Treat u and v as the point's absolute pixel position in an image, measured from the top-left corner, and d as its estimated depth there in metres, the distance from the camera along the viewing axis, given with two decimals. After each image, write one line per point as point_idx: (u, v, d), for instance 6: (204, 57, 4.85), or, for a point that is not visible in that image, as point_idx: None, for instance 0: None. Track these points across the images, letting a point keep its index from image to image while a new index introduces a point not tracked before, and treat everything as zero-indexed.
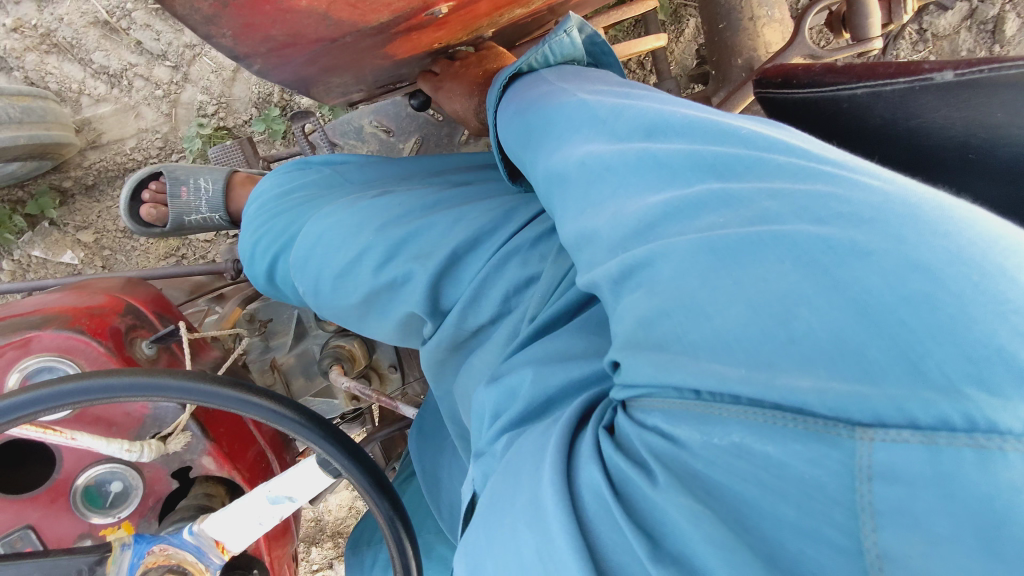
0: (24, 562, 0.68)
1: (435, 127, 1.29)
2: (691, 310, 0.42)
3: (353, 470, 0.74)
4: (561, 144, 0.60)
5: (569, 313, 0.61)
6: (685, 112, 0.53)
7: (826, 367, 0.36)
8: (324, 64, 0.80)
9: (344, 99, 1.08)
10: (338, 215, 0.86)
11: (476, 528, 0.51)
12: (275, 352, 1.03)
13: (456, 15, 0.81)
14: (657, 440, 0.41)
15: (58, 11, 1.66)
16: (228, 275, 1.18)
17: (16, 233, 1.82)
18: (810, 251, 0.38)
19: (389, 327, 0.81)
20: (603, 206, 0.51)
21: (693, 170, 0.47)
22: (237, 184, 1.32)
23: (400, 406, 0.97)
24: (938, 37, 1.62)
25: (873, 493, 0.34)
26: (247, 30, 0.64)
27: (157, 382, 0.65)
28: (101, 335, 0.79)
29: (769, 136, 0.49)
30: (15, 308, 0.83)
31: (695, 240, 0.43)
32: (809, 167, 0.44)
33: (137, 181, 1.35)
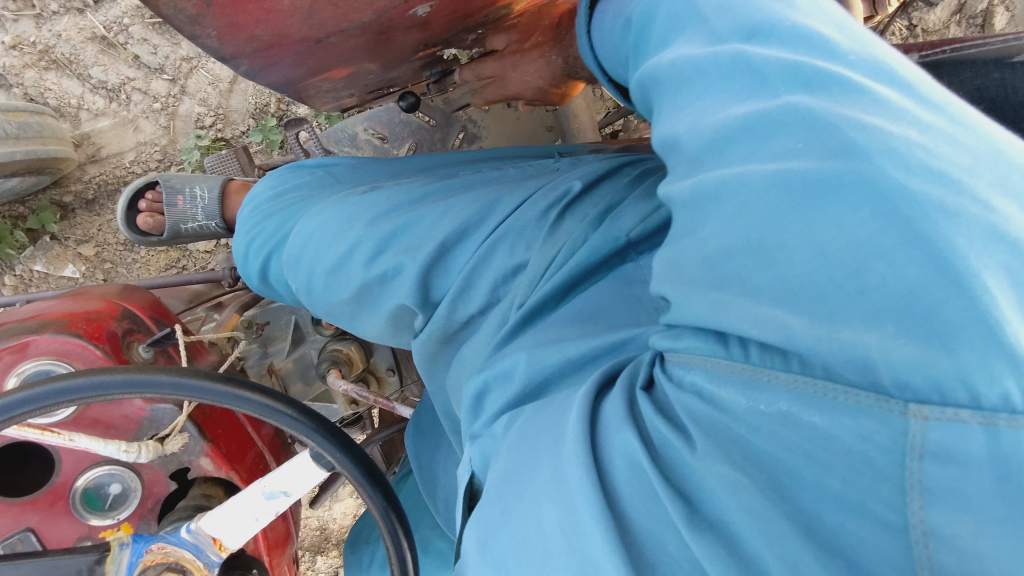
0: (24, 562, 0.70)
1: (427, 131, 1.30)
2: (762, 252, 0.39)
3: (345, 461, 0.74)
4: (665, 43, 0.53)
5: (555, 297, 0.64)
6: (804, 14, 0.44)
7: (893, 324, 0.33)
8: (312, 66, 0.81)
9: (335, 103, 1.10)
10: (328, 212, 0.87)
11: (491, 500, 0.50)
12: (273, 357, 1.03)
13: (439, 15, 0.81)
14: (698, 404, 0.42)
15: (57, 27, 1.68)
16: (226, 282, 1.20)
17: (17, 248, 1.83)
18: (893, 196, 0.34)
19: (379, 321, 0.81)
20: (685, 110, 0.47)
21: (786, 83, 0.41)
22: (233, 193, 1.33)
23: (397, 406, 0.98)
24: (928, 32, 1.62)
25: (924, 471, 0.32)
26: (231, 30, 0.65)
27: (149, 378, 0.66)
28: (98, 338, 0.79)
29: (884, 58, 0.41)
30: (15, 315, 0.85)
31: (772, 172, 0.39)
32: (910, 110, 0.38)
33: (132, 192, 1.35)
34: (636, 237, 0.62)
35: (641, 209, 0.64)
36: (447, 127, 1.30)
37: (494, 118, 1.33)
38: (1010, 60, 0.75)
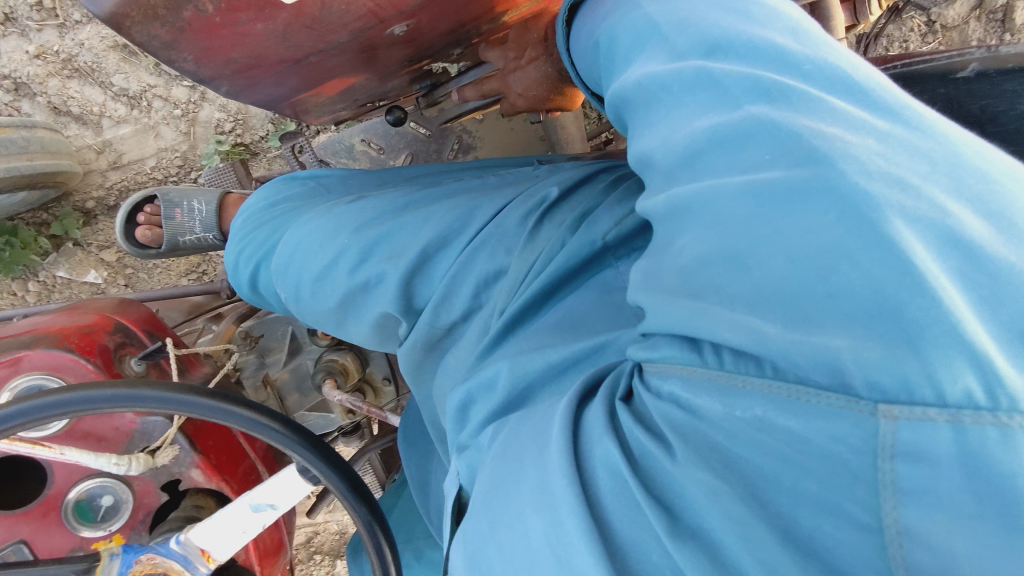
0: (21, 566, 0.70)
1: (424, 143, 1.30)
2: (733, 260, 0.40)
3: (330, 474, 0.75)
4: (626, 62, 0.55)
5: (537, 303, 0.63)
6: (763, 27, 0.47)
7: (863, 326, 0.35)
8: (297, 84, 0.81)
9: (330, 118, 1.11)
10: (315, 221, 0.88)
11: (477, 511, 0.50)
12: (269, 368, 1.04)
13: (423, 32, 0.80)
14: (674, 410, 0.42)
15: (79, 36, 1.71)
16: (225, 294, 1.22)
17: (41, 255, 1.88)
18: (858, 202, 0.36)
19: (365, 329, 0.81)
20: (657, 127, 0.49)
21: (748, 94, 0.43)
22: (230, 206, 1.35)
23: (389, 415, 0.99)
24: (947, 28, 1.59)
25: (895, 471, 0.34)
26: (208, 53, 0.66)
27: (135, 394, 0.67)
28: (89, 352, 0.81)
29: (838, 64, 0.44)
30: (12, 329, 0.87)
31: (742, 182, 0.41)
32: (865, 118, 0.41)
33: (131, 205, 1.38)
34: (613, 240, 0.61)
35: (616, 213, 0.63)
36: (443, 138, 1.30)
37: (489, 128, 1.32)
38: (955, 76, 0.78)
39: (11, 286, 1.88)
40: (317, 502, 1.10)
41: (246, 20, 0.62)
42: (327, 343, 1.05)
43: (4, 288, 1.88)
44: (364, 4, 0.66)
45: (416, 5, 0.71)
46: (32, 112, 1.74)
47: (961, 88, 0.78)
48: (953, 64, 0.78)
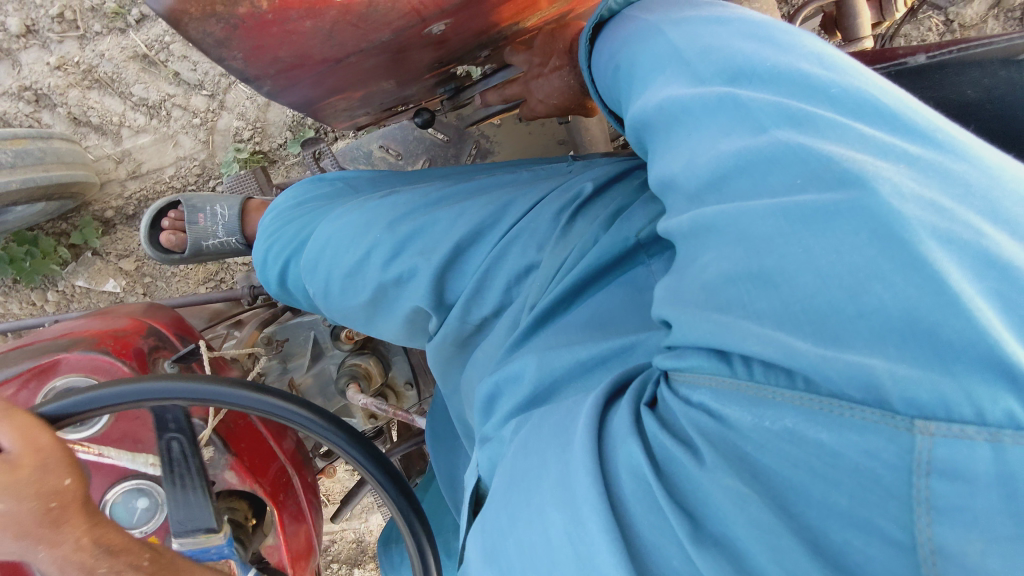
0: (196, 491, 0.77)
1: (442, 148, 1.31)
2: (760, 278, 0.40)
3: (364, 460, 0.83)
4: (645, 85, 0.55)
5: (568, 298, 0.63)
6: (788, 53, 0.47)
7: (895, 344, 0.34)
8: (331, 86, 0.82)
9: (351, 123, 1.11)
10: (345, 218, 0.88)
11: (497, 505, 0.49)
12: (293, 373, 1.04)
13: (455, 32, 0.81)
14: (703, 418, 0.41)
15: (100, 47, 1.74)
16: (246, 301, 1.24)
17: (61, 264, 1.90)
18: (892, 222, 0.36)
19: (395, 324, 0.81)
20: (678, 149, 0.48)
21: (774, 119, 0.43)
22: (253, 210, 1.37)
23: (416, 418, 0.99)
24: (965, 27, 1.55)
25: (931, 488, 0.33)
26: (257, 52, 0.66)
27: (168, 388, 0.73)
28: (125, 355, 0.82)
29: (866, 88, 0.43)
30: (46, 333, 0.88)
31: (769, 205, 0.41)
32: (898, 142, 0.40)
33: (155, 212, 1.39)
34: (646, 237, 0.60)
35: (650, 210, 0.62)
36: (460, 143, 1.30)
37: (507, 133, 1.32)
38: (1016, 59, 0.77)
39: (32, 295, 1.91)
40: (343, 506, 1.12)
41: (298, 16, 0.63)
42: (349, 347, 1.05)
43: (25, 297, 1.91)
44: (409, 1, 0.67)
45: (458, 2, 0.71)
46: (53, 123, 1.77)
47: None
48: (1015, 46, 0.77)
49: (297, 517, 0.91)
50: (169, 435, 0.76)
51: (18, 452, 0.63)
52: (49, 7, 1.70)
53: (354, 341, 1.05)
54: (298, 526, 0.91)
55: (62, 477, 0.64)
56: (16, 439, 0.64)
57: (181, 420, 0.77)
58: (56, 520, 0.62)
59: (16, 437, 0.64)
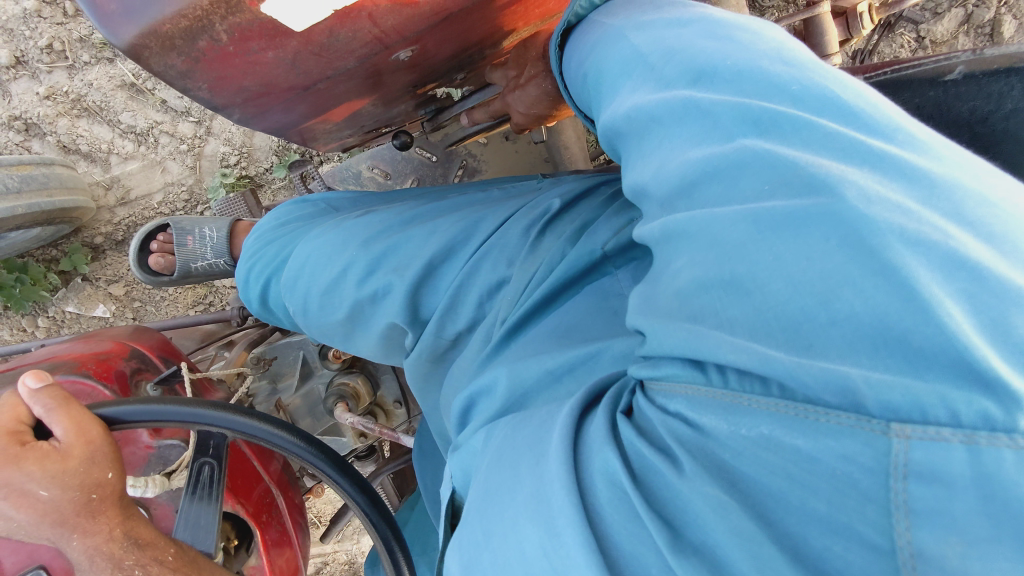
0: (211, 507, 0.78)
1: (430, 167, 1.33)
2: (731, 285, 0.41)
3: (340, 480, 0.84)
4: (615, 92, 0.56)
5: (539, 310, 0.64)
6: (750, 53, 0.48)
7: (868, 352, 0.35)
8: (304, 111, 0.83)
9: (339, 143, 1.13)
10: (324, 237, 0.89)
11: (471, 520, 0.50)
12: (281, 394, 1.04)
13: (424, 57, 0.82)
14: (681, 426, 0.42)
15: (88, 77, 1.77)
16: (235, 322, 1.24)
17: (51, 290, 1.91)
18: (857, 228, 0.37)
19: (372, 341, 0.82)
20: (650, 157, 0.50)
21: (738, 125, 0.44)
22: (241, 233, 1.38)
23: (401, 436, 1.00)
24: (937, 44, 1.57)
25: (908, 492, 0.34)
26: (221, 82, 0.68)
27: (149, 408, 0.74)
28: (107, 378, 0.82)
29: (825, 87, 0.45)
30: (31, 357, 0.89)
31: (739, 210, 0.42)
32: (859, 140, 0.41)
33: (144, 234, 1.40)
34: (611, 249, 0.61)
35: (614, 224, 0.64)
36: (448, 162, 1.32)
37: (494, 151, 1.34)
38: (943, 79, 0.77)
39: (22, 322, 1.91)
40: (333, 524, 1.12)
41: (257, 49, 0.64)
42: (337, 365, 1.05)
43: (16, 323, 1.92)
44: (370, 31, 0.68)
45: (420, 31, 0.73)
46: (42, 151, 1.78)
47: (949, 91, 0.77)
48: (941, 67, 0.77)
49: (279, 541, 0.91)
50: (204, 458, 0.79)
51: (68, 442, 0.67)
52: (38, 38, 1.72)
53: (342, 359, 1.06)
54: (282, 551, 0.90)
55: (105, 471, 0.68)
56: (71, 428, 0.68)
57: (221, 447, 0.81)
58: (92, 511, 0.66)
59: (69, 425, 0.68)
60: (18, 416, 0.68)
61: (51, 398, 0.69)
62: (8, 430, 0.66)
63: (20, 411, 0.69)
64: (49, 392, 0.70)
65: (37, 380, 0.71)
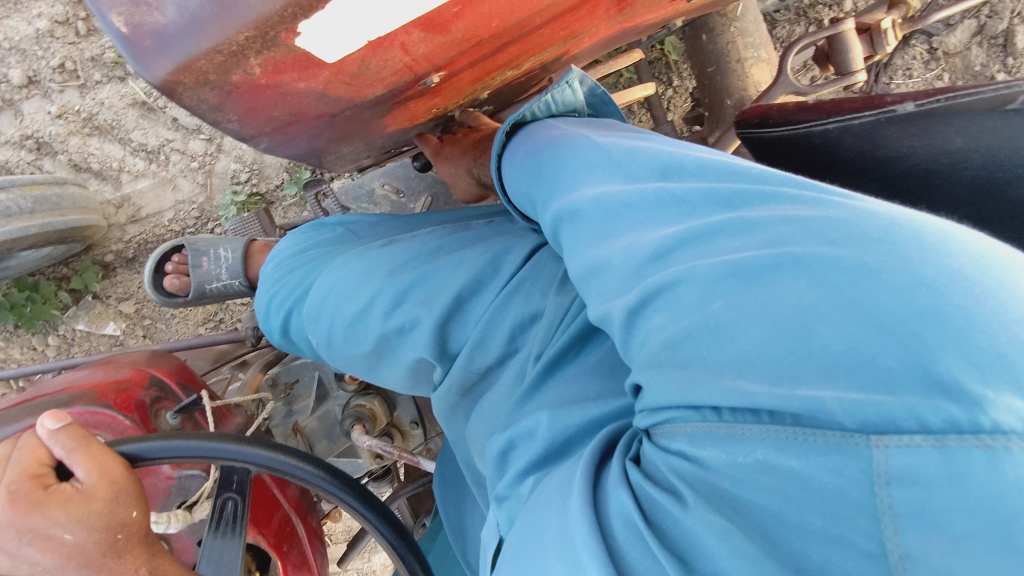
0: (235, 540, 0.76)
1: (444, 184, 1.31)
2: (714, 330, 0.40)
3: (360, 507, 0.83)
4: (576, 182, 0.57)
5: (575, 347, 0.62)
6: (704, 155, 0.52)
7: (844, 378, 0.35)
8: (331, 136, 0.83)
9: (355, 165, 1.12)
10: (347, 265, 0.89)
11: (510, 560, 0.49)
12: (297, 416, 1.03)
13: (448, 83, 0.83)
14: (682, 463, 0.40)
15: (99, 95, 1.77)
16: (249, 342, 1.22)
17: (62, 308, 1.92)
18: (825, 272, 0.37)
19: (400, 371, 0.81)
20: (619, 236, 0.50)
21: (710, 204, 0.46)
22: (257, 253, 1.36)
23: (422, 461, 0.98)
24: (949, 55, 1.56)
25: (892, 497, 0.33)
26: (251, 113, 0.68)
27: (167, 444, 0.73)
28: (127, 409, 0.81)
29: (778, 173, 0.48)
30: (49, 387, 0.88)
31: (715, 263, 0.42)
32: (816, 199, 0.43)
33: (158, 256, 1.40)
34: None
35: None
36: None
37: None
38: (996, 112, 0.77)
39: (32, 340, 1.91)
40: (350, 549, 1.10)
41: (290, 80, 0.63)
42: (354, 388, 1.04)
43: (26, 342, 1.92)
44: (402, 59, 0.69)
45: (449, 58, 0.73)
46: (54, 170, 1.79)
47: None
48: (1001, 96, 0.70)
49: (300, 566, 0.90)
50: (227, 494, 0.77)
51: (91, 484, 0.66)
52: (50, 58, 1.73)
53: (359, 381, 1.05)
54: None
55: (129, 510, 0.68)
56: (93, 470, 0.66)
57: (245, 481, 0.79)
58: (118, 551, 0.66)
59: (91, 467, 0.67)
60: (40, 459, 0.66)
61: (71, 438, 0.67)
62: (30, 473, 0.65)
63: (41, 453, 0.67)
64: (68, 432, 0.68)
65: (56, 421, 0.68)
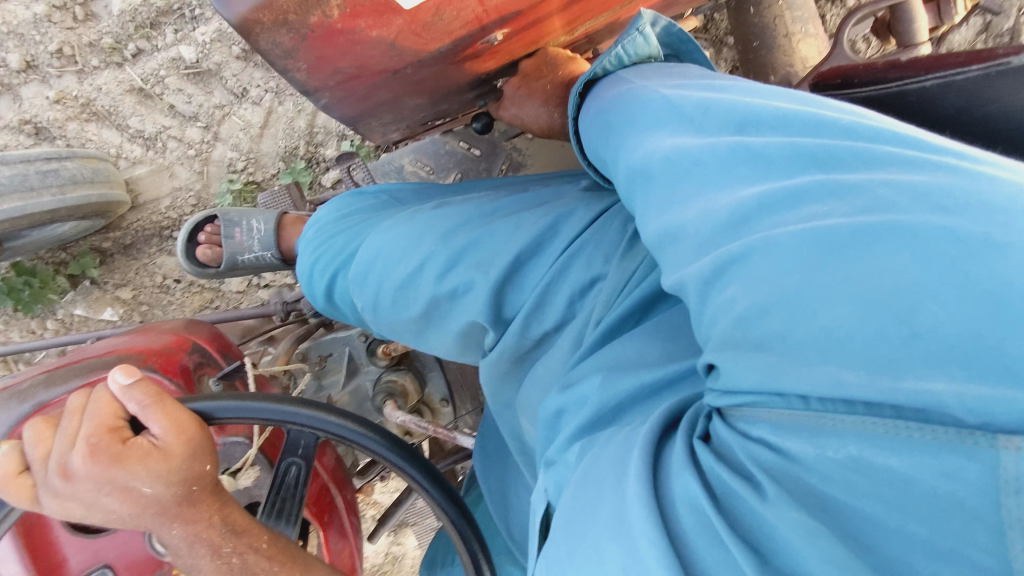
0: (293, 502, 0.78)
1: (473, 161, 1.30)
2: (795, 305, 0.40)
3: (424, 481, 0.82)
4: (649, 135, 0.56)
5: (636, 316, 0.62)
6: (792, 103, 0.49)
7: (958, 366, 0.34)
8: (379, 99, 0.83)
9: (386, 138, 1.12)
10: (399, 228, 0.87)
11: (558, 536, 0.50)
12: (330, 390, 1.02)
13: (508, 42, 0.85)
14: (765, 452, 0.41)
15: (97, 81, 1.72)
16: (278, 317, 1.19)
17: (60, 292, 1.87)
18: (934, 244, 0.36)
19: (449, 338, 0.82)
20: (691, 199, 0.49)
21: (797, 163, 0.44)
22: (287, 226, 1.34)
23: (459, 437, 0.97)
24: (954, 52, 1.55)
25: (1022, 508, 0.31)
26: (320, 62, 0.67)
27: (236, 405, 0.73)
28: (172, 371, 0.81)
29: (874, 126, 0.45)
30: (90, 351, 0.88)
31: (797, 232, 0.41)
32: (924, 159, 0.41)
33: (193, 225, 1.38)
34: None
35: None
36: (493, 155, 1.30)
37: (539, 146, 1.30)
38: None
39: (31, 323, 1.88)
40: (380, 525, 1.10)
41: (365, 27, 0.63)
42: (386, 362, 1.03)
43: (25, 325, 1.88)
44: (474, 10, 0.70)
45: (516, 11, 0.76)
46: None
47: None
48: None
49: (342, 535, 0.90)
50: (292, 459, 0.78)
51: (167, 440, 0.65)
52: (48, 43, 1.67)
53: (392, 356, 1.03)
54: (343, 545, 0.90)
55: (204, 464, 0.67)
56: (168, 428, 0.66)
57: (310, 448, 0.79)
58: (192, 501, 0.66)
59: (168, 424, 0.66)
60: (116, 412, 0.67)
61: (145, 395, 0.67)
62: (109, 426, 0.65)
63: (116, 407, 0.67)
64: (141, 388, 0.67)
65: (127, 375, 0.67)
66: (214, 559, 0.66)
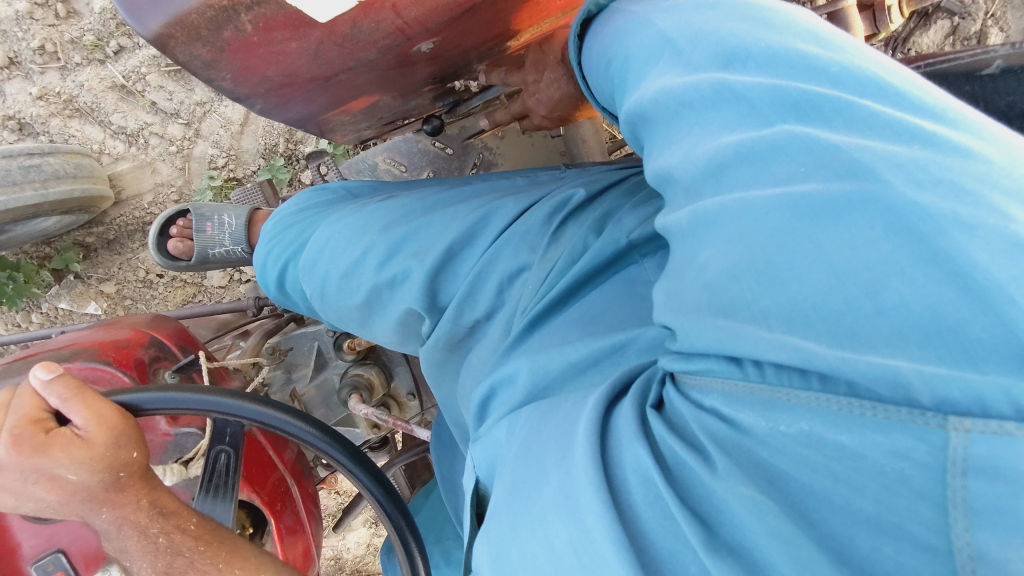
0: (228, 489, 0.80)
1: (446, 161, 1.31)
2: (765, 273, 0.39)
3: (354, 470, 0.84)
4: (641, 77, 0.54)
5: (562, 300, 0.64)
6: (785, 38, 0.46)
7: (918, 345, 0.34)
8: (326, 102, 0.85)
9: (355, 137, 1.14)
10: (347, 219, 0.89)
11: (499, 514, 0.49)
12: (297, 383, 1.05)
13: (445, 49, 0.85)
14: (715, 423, 0.41)
15: (79, 78, 1.74)
16: (250, 312, 1.25)
17: (44, 287, 1.87)
18: (905, 216, 0.35)
19: (389, 327, 0.82)
20: (677, 143, 0.48)
21: (777, 111, 0.43)
22: (259, 221, 1.37)
23: (416, 429, 0.99)
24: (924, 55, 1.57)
25: (967, 489, 0.33)
26: (245, 72, 0.70)
27: (168, 396, 0.76)
28: (126, 365, 0.84)
29: (865, 69, 0.44)
30: (54, 343, 0.91)
31: (772, 197, 0.40)
32: (904, 121, 0.40)
33: (164, 220, 1.41)
34: (637, 239, 0.61)
35: (642, 212, 0.64)
36: (464, 155, 1.31)
37: (510, 145, 1.32)
38: (980, 74, 0.80)
39: (16, 317, 1.91)
40: (346, 516, 1.13)
41: (282, 39, 0.66)
42: (352, 357, 1.05)
43: (10, 318, 1.90)
44: (394, 22, 0.70)
45: (443, 22, 0.75)
46: None
47: (987, 86, 0.79)
48: (978, 61, 0.80)
49: (294, 530, 0.92)
50: (221, 447, 0.80)
51: (90, 430, 0.69)
52: (30, 39, 1.69)
53: (357, 351, 1.05)
54: (296, 539, 0.92)
55: (130, 451, 0.71)
56: (90, 418, 0.69)
57: (237, 435, 0.81)
58: (121, 486, 0.71)
59: (89, 415, 0.70)
60: (39, 405, 0.71)
61: (66, 388, 0.70)
62: (32, 417, 0.69)
63: (39, 401, 0.71)
64: (62, 382, 0.71)
65: (47, 371, 0.71)
66: (141, 539, 0.71)
